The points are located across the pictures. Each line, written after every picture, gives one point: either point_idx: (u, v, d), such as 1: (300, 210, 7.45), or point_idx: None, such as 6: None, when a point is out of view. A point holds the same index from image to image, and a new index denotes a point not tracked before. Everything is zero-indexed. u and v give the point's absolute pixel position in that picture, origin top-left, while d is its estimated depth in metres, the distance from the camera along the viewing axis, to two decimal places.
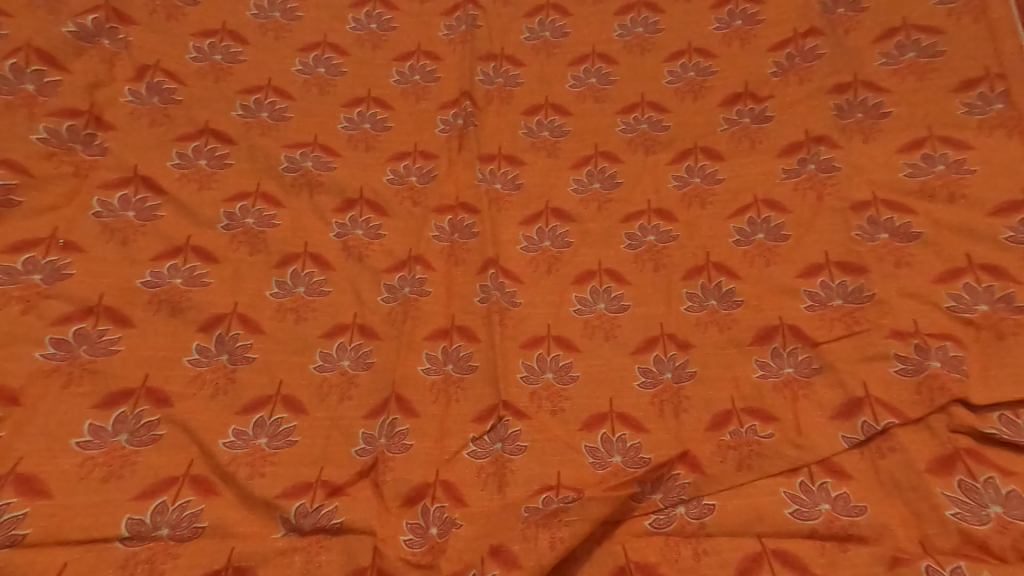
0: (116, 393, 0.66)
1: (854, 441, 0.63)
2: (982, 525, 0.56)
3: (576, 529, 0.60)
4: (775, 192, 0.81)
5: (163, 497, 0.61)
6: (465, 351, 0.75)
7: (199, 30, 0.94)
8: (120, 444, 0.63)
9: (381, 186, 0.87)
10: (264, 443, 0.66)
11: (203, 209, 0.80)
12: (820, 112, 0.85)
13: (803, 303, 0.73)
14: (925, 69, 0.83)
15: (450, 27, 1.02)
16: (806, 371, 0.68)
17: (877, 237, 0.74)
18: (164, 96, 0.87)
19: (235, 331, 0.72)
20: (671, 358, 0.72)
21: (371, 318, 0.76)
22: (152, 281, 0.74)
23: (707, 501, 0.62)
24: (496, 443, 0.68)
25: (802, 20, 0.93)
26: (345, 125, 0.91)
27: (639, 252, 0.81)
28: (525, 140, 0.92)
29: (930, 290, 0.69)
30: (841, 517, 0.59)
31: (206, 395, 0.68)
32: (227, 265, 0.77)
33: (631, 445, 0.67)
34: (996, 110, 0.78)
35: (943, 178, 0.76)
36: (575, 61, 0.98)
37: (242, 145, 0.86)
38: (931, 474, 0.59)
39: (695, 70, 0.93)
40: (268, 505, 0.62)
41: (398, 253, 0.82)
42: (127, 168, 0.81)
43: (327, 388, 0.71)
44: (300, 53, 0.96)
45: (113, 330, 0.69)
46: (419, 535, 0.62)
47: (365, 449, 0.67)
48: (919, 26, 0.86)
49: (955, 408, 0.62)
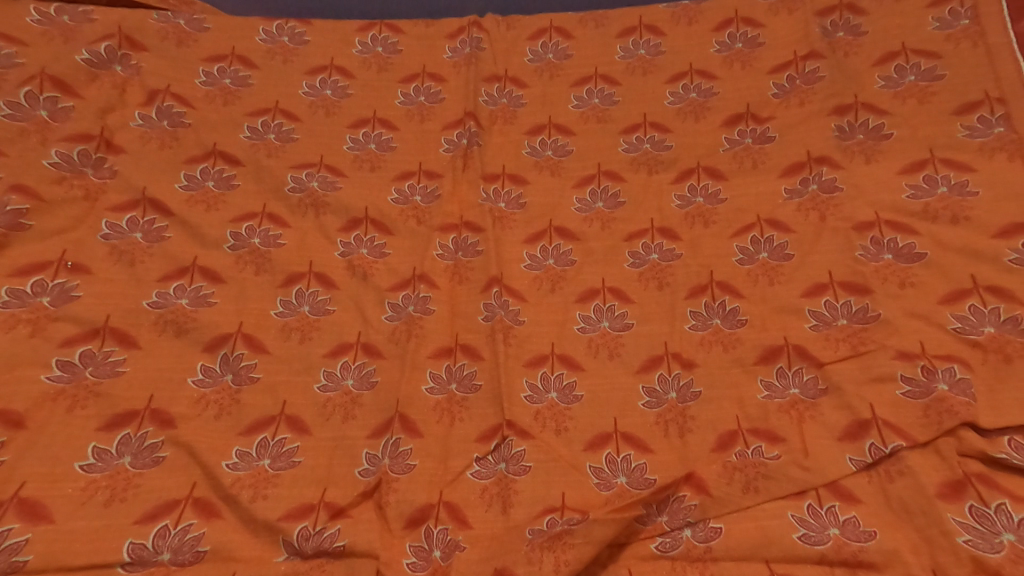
0: (121, 415, 0.66)
1: (862, 463, 0.62)
2: (996, 553, 0.55)
3: (581, 552, 0.60)
4: (778, 212, 0.82)
5: (165, 521, 0.60)
6: (469, 370, 0.75)
7: (208, 55, 0.96)
8: (124, 466, 0.63)
9: (386, 205, 0.88)
10: (267, 465, 0.65)
11: (210, 230, 0.81)
12: (821, 133, 0.86)
13: (807, 323, 0.73)
14: (925, 92, 0.84)
15: (455, 49, 1.04)
16: (811, 392, 0.68)
17: (880, 257, 0.75)
18: (174, 120, 0.89)
19: (239, 350, 0.73)
20: (675, 378, 0.72)
21: (375, 337, 0.77)
22: (158, 302, 0.74)
23: (714, 524, 0.62)
24: (500, 463, 0.68)
25: (801, 44, 0.94)
26: (351, 146, 0.92)
27: (642, 271, 0.81)
28: (529, 159, 0.93)
29: (935, 312, 0.69)
30: (850, 542, 0.58)
31: (209, 416, 0.68)
32: (233, 285, 0.77)
33: (636, 465, 0.66)
34: (996, 133, 0.78)
35: (946, 199, 0.76)
36: (578, 83, 0.99)
37: (249, 166, 0.87)
38: (941, 499, 0.59)
39: (696, 92, 0.94)
40: (271, 528, 0.61)
41: (403, 271, 0.82)
42: (135, 190, 0.82)
43: (330, 408, 0.71)
44: (307, 76, 0.98)
45: (119, 351, 0.70)
46: (423, 558, 0.61)
47: (368, 470, 0.67)
48: (918, 51, 0.88)
49: (964, 431, 0.61)
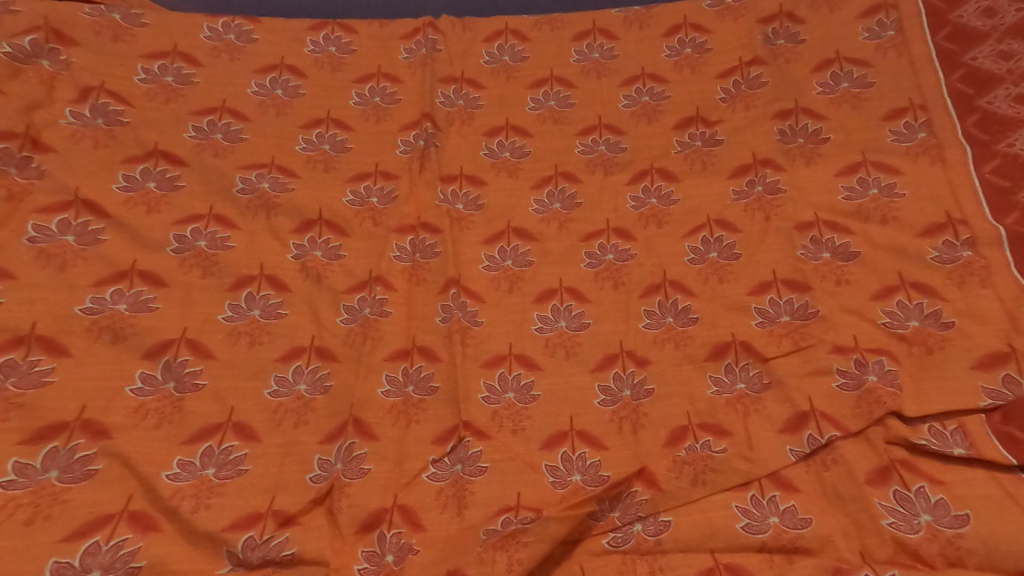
0: (48, 427, 0.63)
1: (801, 453, 0.65)
2: (915, 533, 0.59)
3: (534, 550, 0.61)
4: (726, 213, 0.84)
5: (96, 537, 0.58)
6: (426, 372, 0.74)
7: (148, 51, 0.93)
8: (51, 482, 0.60)
9: (340, 207, 0.86)
10: (212, 474, 0.63)
11: (151, 232, 0.78)
12: (766, 136, 0.89)
13: (753, 320, 0.75)
14: (858, 98, 0.89)
15: (410, 50, 1.03)
16: (757, 387, 0.71)
17: (820, 256, 0.78)
18: (109, 118, 0.85)
19: (183, 357, 0.70)
20: (629, 375, 0.74)
21: (328, 340, 0.75)
22: (93, 308, 0.71)
23: (664, 518, 0.63)
24: (456, 465, 0.68)
25: (746, 50, 0.97)
26: (303, 146, 0.91)
27: (598, 271, 0.82)
28: (486, 160, 0.93)
29: (867, 307, 0.73)
30: (789, 529, 0.61)
31: (148, 425, 0.65)
32: (176, 289, 0.75)
33: (590, 463, 0.67)
34: (920, 137, 0.83)
35: (876, 201, 0.80)
36: (534, 85, 1.00)
37: (194, 167, 0.85)
38: (870, 485, 0.62)
39: (648, 95, 0.97)
40: (214, 539, 0.59)
41: (359, 274, 0.81)
42: (67, 191, 0.78)
43: (282, 413, 0.69)
44: (256, 74, 0.95)
45: (47, 360, 0.66)
46: (374, 563, 0.61)
47: (320, 476, 0.66)
48: (852, 59, 0.92)
49: (892, 420, 0.65)
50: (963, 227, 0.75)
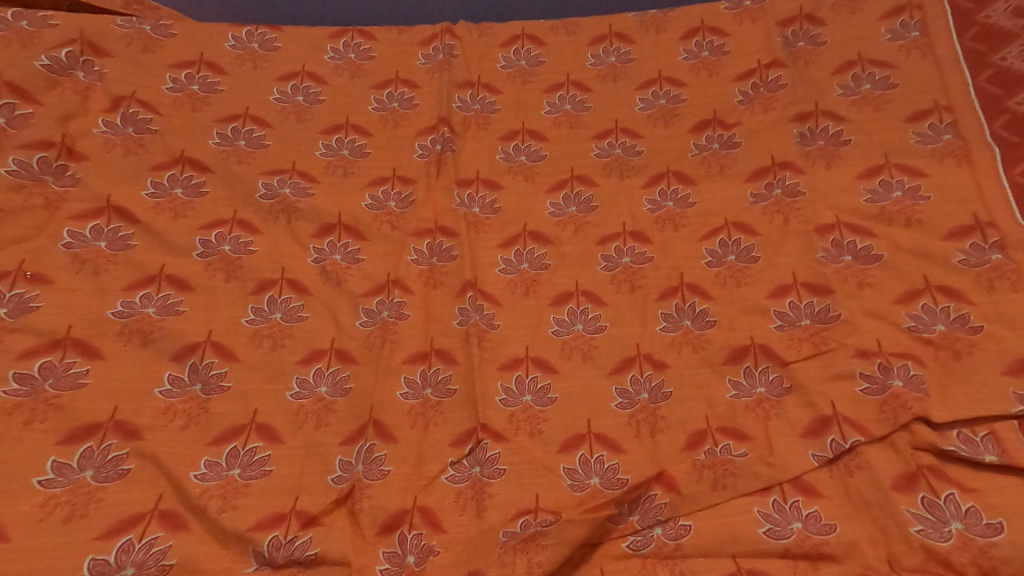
0: (82, 428, 0.64)
1: (824, 458, 0.64)
2: (944, 541, 0.58)
3: (553, 553, 0.61)
4: (745, 216, 0.84)
5: (129, 535, 0.59)
6: (444, 375, 0.75)
7: (175, 60, 0.95)
8: (86, 480, 0.61)
9: (360, 211, 0.88)
10: (237, 474, 0.65)
11: (178, 237, 0.80)
12: (785, 139, 0.88)
13: (773, 323, 0.75)
14: (880, 99, 0.88)
15: (428, 56, 1.04)
16: (777, 390, 0.70)
17: (841, 259, 0.77)
18: (139, 126, 0.88)
19: (209, 359, 0.72)
20: (647, 378, 0.73)
21: (349, 343, 0.76)
22: (123, 311, 0.73)
23: (684, 521, 0.63)
24: (475, 467, 0.68)
25: (765, 52, 0.97)
26: (324, 152, 0.92)
27: (615, 274, 0.82)
28: (503, 164, 0.94)
29: (891, 311, 0.72)
30: (812, 535, 0.60)
31: (177, 427, 0.67)
32: (203, 293, 0.76)
33: (609, 466, 0.67)
34: (945, 139, 0.82)
35: (900, 203, 0.79)
36: (550, 89, 1.00)
37: (218, 173, 0.86)
38: (897, 491, 0.61)
39: (665, 99, 0.96)
40: (240, 538, 0.61)
41: (378, 277, 0.82)
42: (99, 198, 0.80)
43: (303, 415, 0.70)
44: (278, 82, 0.97)
45: (81, 362, 0.68)
46: (396, 564, 0.61)
47: (342, 477, 0.66)
48: (873, 60, 0.91)
49: (918, 426, 0.64)
50: (990, 230, 0.74)
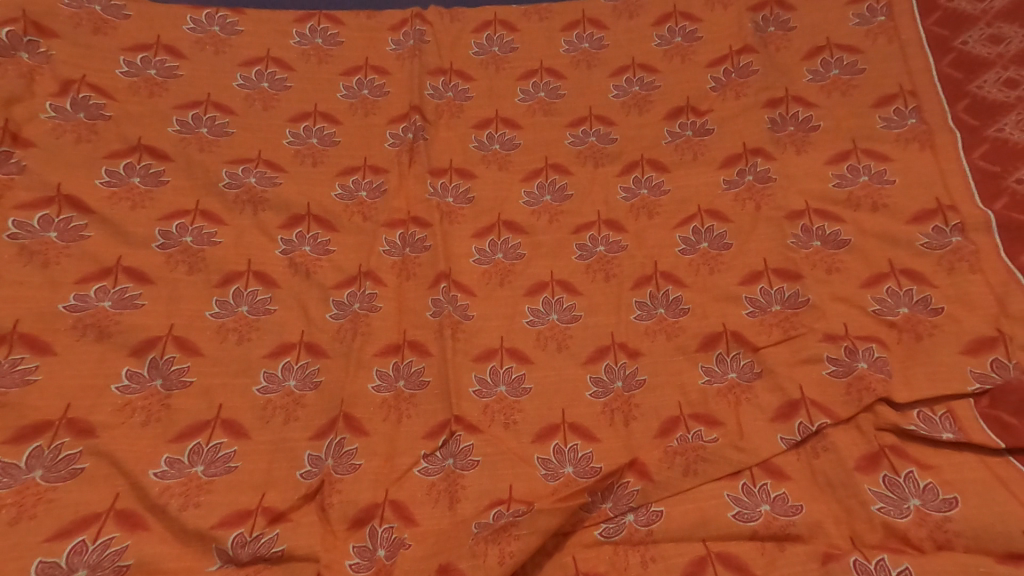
0: (32, 426, 0.62)
1: (792, 441, 0.65)
2: (904, 518, 0.59)
3: (526, 543, 0.60)
4: (717, 203, 0.84)
5: (82, 537, 0.57)
6: (417, 367, 0.74)
7: (131, 44, 0.91)
8: (35, 481, 0.59)
9: (328, 201, 0.86)
10: (200, 471, 0.63)
11: (136, 228, 0.77)
12: (756, 125, 0.89)
13: (744, 309, 0.75)
14: (848, 85, 0.88)
15: (398, 41, 1.02)
16: (747, 376, 0.70)
17: (810, 245, 0.78)
18: (92, 112, 0.84)
19: (170, 354, 0.70)
20: (621, 367, 0.73)
21: (318, 336, 0.75)
22: (77, 305, 0.70)
23: (655, 508, 0.63)
24: (448, 459, 0.68)
25: (736, 38, 0.97)
26: (291, 140, 0.90)
27: (589, 263, 0.82)
28: (476, 153, 0.92)
29: (857, 295, 0.73)
30: (779, 517, 0.61)
31: (135, 423, 0.65)
32: (163, 285, 0.74)
33: (583, 454, 0.67)
34: (910, 124, 0.83)
35: (867, 188, 0.80)
36: (523, 76, 0.99)
37: (179, 161, 0.84)
38: (860, 472, 0.62)
39: (638, 85, 0.96)
40: (203, 536, 0.59)
41: (348, 269, 0.81)
42: (49, 187, 0.77)
43: (271, 410, 0.69)
44: (242, 67, 0.94)
45: (30, 358, 0.66)
46: (366, 558, 0.61)
47: (311, 472, 0.65)
48: (842, 46, 0.92)
49: (881, 407, 0.65)
50: (951, 213, 0.75)
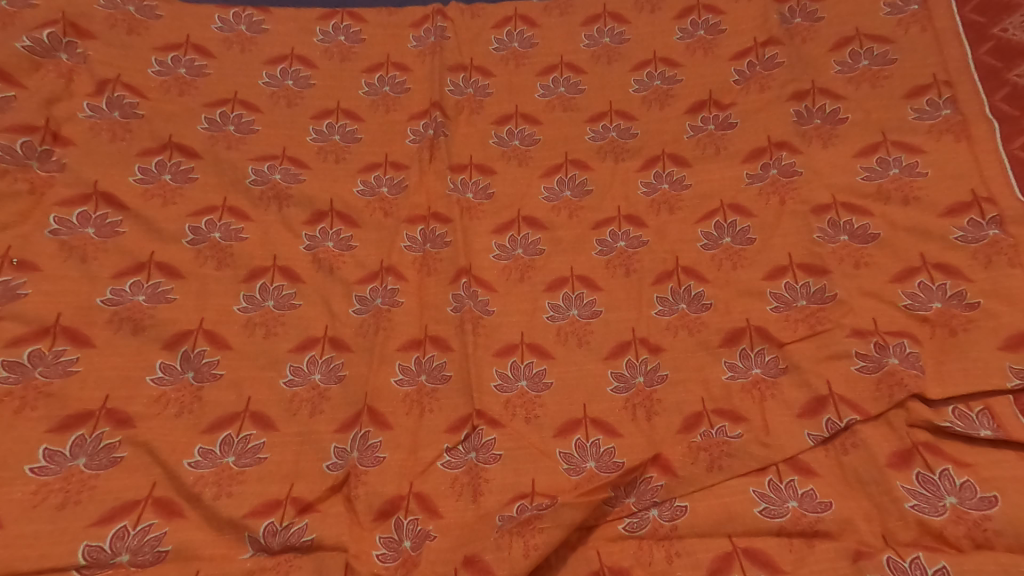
0: (73, 415, 0.64)
1: (819, 438, 0.64)
2: (939, 516, 0.58)
3: (550, 536, 0.61)
4: (740, 197, 0.83)
5: (123, 522, 0.59)
6: (439, 361, 0.74)
7: (161, 43, 0.93)
8: (79, 468, 0.61)
9: (351, 197, 0.87)
10: (232, 462, 0.64)
11: (168, 224, 0.79)
12: (781, 118, 0.87)
13: (769, 305, 0.74)
14: (877, 76, 0.86)
15: (419, 38, 1.03)
16: (773, 371, 0.70)
17: (837, 239, 0.77)
18: (125, 111, 0.86)
19: (201, 348, 0.71)
20: (642, 362, 0.73)
21: (343, 330, 0.76)
22: (113, 299, 0.72)
23: (680, 502, 0.63)
24: (470, 453, 0.68)
25: (761, 30, 0.95)
26: (315, 137, 0.91)
27: (610, 258, 0.81)
28: (496, 148, 0.92)
29: (887, 290, 0.71)
30: (807, 514, 0.60)
31: (170, 414, 0.66)
32: (193, 280, 0.76)
33: (605, 449, 0.67)
34: (943, 115, 0.81)
35: (897, 181, 0.78)
36: (543, 71, 0.99)
37: (207, 159, 0.85)
38: (892, 468, 0.61)
39: (660, 79, 0.95)
40: (236, 524, 0.61)
41: (371, 264, 0.81)
42: (86, 184, 0.79)
43: (297, 402, 0.70)
44: (267, 65, 0.96)
45: (72, 350, 0.68)
46: (393, 549, 0.62)
47: (337, 463, 0.66)
48: (871, 36, 0.90)
49: (913, 403, 0.64)
50: (988, 206, 0.73)
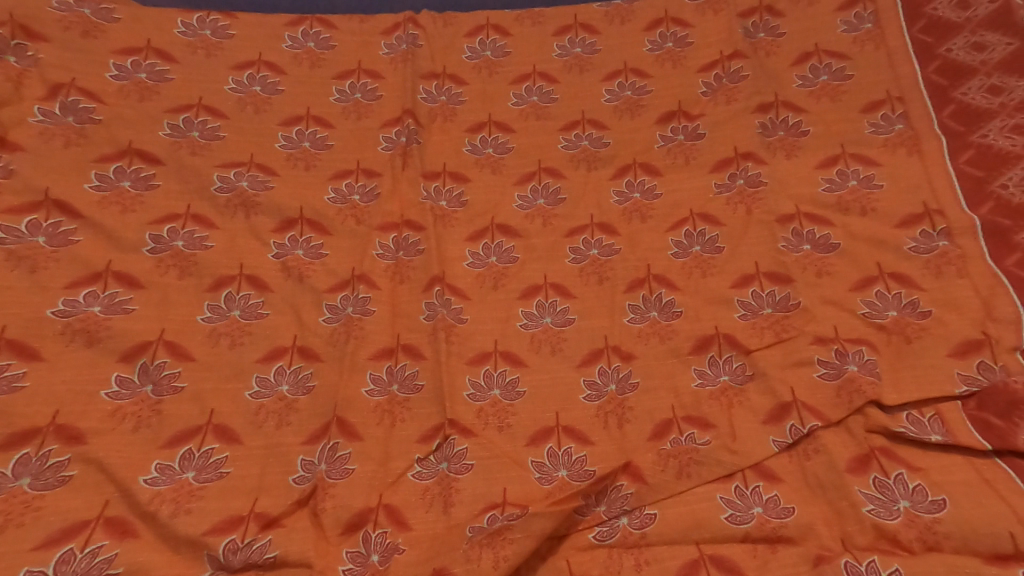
0: (19, 433, 0.61)
1: (783, 444, 0.65)
2: (894, 520, 0.59)
3: (520, 547, 0.60)
4: (709, 206, 0.85)
5: (71, 545, 0.57)
6: (411, 370, 0.74)
7: (120, 47, 0.91)
8: (23, 489, 0.59)
9: (321, 205, 0.85)
10: (191, 477, 0.62)
11: (126, 232, 0.76)
12: (747, 130, 0.89)
13: (737, 312, 0.76)
14: (837, 91, 0.89)
15: (391, 45, 1.02)
16: (740, 378, 0.71)
17: (801, 248, 0.79)
18: (81, 116, 0.83)
19: (160, 359, 0.69)
20: (614, 370, 0.74)
21: (312, 340, 0.74)
22: (65, 311, 0.69)
23: (649, 510, 0.64)
24: (442, 463, 0.68)
25: (727, 44, 0.98)
26: (283, 144, 0.89)
27: (583, 266, 0.82)
28: (469, 156, 0.92)
29: (848, 298, 0.74)
30: (772, 519, 0.61)
31: (126, 429, 0.64)
32: (153, 290, 0.73)
33: (576, 458, 0.67)
34: (897, 129, 0.84)
35: (856, 192, 0.81)
36: (516, 80, 0.99)
37: (170, 165, 0.83)
38: (851, 473, 0.62)
39: (630, 90, 0.97)
40: (194, 543, 0.59)
41: (342, 272, 0.80)
42: (38, 192, 0.76)
43: (263, 415, 0.68)
44: (234, 71, 0.94)
45: (18, 365, 0.65)
46: (359, 564, 0.60)
47: (303, 477, 0.65)
48: (831, 52, 0.93)
49: (871, 409, 0.66)
50: (938, 218, 0.76)
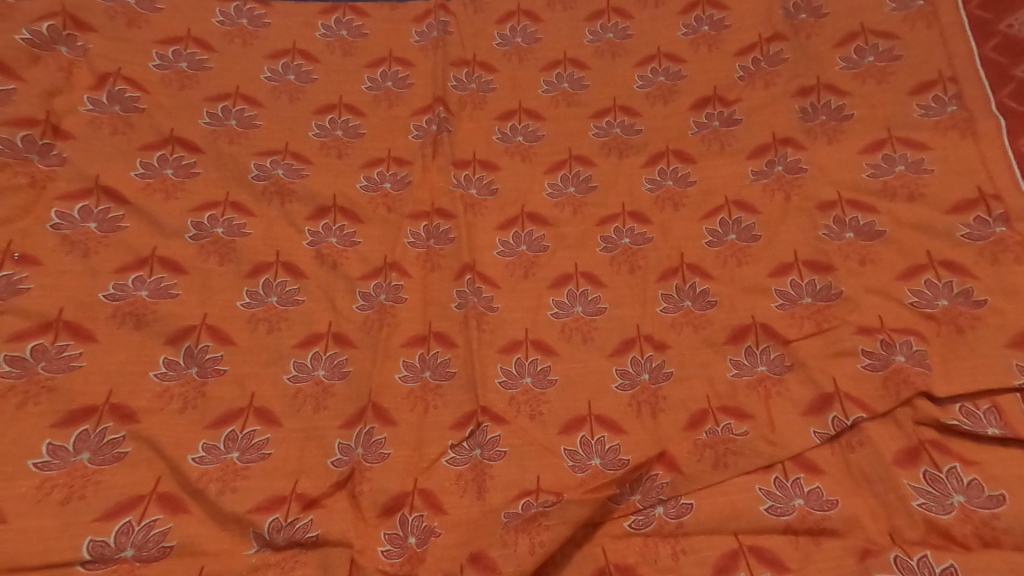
0: (77, 410, 0.63)
1: (825, 435, 0.64)
2: (946, 514, 0.58)
3: (555, 533, 0.60)
4: (746, 193, 0.83)
5: (128, 517, 0.59)
6: (443, 358, 0.74)
7: (162, 36, 0.93)
8: (82, 463, 0.61)
9: (354, 193, 0.86)
10: (236, 458, 0.64)
11: (170, 219, 0.78)
12: (786, 114, 0.87)
13: (774, 302, 0.74)
14: (883, 72, 0.86)
15: (421, 33, 1.02)
16: (778, 369, 0.70)
17: (843, 236, 0.76)
18: (126, 104, 0.85)
19: (204, 343, 0.71)
20: (648, 359, 0.73)
21: (346, 327, 0.75)
22: (115, 294, 0.71)
23: (685, 500, 0.63)
24: (475, 449, 0.68)
25: (765, 26, 0.95)
26: (316, 133, 0.90)
27: (614, 255, 0.81)
28: (500, 145, 0.92)
29: (893, 287, 0.71)
30: (814, 511, 0.60)
31: (174, 410, 0.66)
32: (196, 276, 0.75)
33: (610, 447, 0.67)
34: (949, 111, 0.81)
35: (903, 177, 0.78)
36: (547, 67, 0.98)
37: (209, 153, 0.85)
38: (898, 466, 0.61)
39: (664, 75, 0.95)
40: (240, 520, 0.60)
41: (375, 260, 0.81)
42: (87, 179, 0.78)
43: (301, 399, 0.69)
44: (269, 60, 0.95)
45: (75, 345, 0.67)
46: (397, 545, 0.61)
47: (342, 460, 0.66)
48: (877, 32, 0.89)
49: (920, 401, 0.64)
50: (995, 203, 0.73)
